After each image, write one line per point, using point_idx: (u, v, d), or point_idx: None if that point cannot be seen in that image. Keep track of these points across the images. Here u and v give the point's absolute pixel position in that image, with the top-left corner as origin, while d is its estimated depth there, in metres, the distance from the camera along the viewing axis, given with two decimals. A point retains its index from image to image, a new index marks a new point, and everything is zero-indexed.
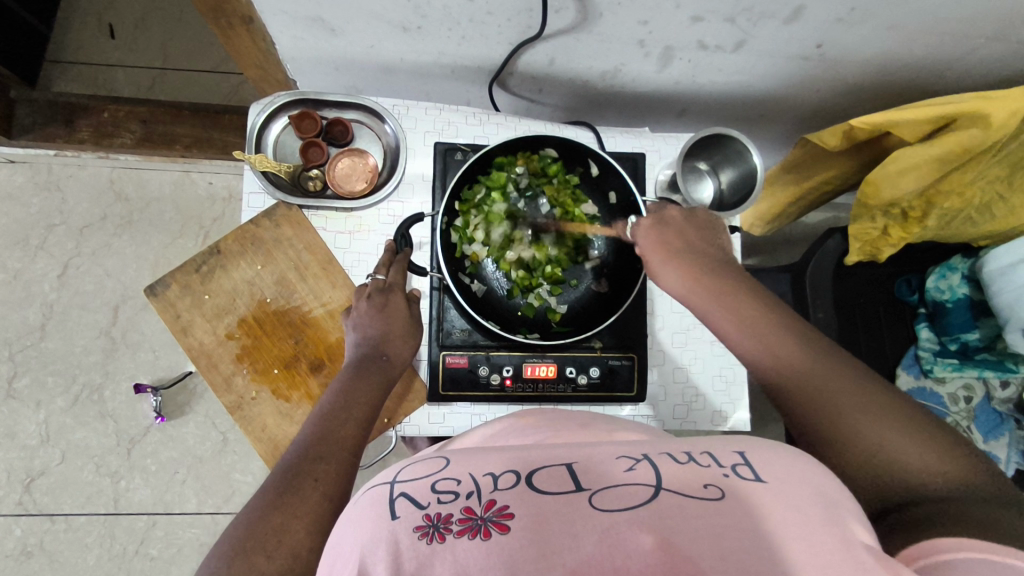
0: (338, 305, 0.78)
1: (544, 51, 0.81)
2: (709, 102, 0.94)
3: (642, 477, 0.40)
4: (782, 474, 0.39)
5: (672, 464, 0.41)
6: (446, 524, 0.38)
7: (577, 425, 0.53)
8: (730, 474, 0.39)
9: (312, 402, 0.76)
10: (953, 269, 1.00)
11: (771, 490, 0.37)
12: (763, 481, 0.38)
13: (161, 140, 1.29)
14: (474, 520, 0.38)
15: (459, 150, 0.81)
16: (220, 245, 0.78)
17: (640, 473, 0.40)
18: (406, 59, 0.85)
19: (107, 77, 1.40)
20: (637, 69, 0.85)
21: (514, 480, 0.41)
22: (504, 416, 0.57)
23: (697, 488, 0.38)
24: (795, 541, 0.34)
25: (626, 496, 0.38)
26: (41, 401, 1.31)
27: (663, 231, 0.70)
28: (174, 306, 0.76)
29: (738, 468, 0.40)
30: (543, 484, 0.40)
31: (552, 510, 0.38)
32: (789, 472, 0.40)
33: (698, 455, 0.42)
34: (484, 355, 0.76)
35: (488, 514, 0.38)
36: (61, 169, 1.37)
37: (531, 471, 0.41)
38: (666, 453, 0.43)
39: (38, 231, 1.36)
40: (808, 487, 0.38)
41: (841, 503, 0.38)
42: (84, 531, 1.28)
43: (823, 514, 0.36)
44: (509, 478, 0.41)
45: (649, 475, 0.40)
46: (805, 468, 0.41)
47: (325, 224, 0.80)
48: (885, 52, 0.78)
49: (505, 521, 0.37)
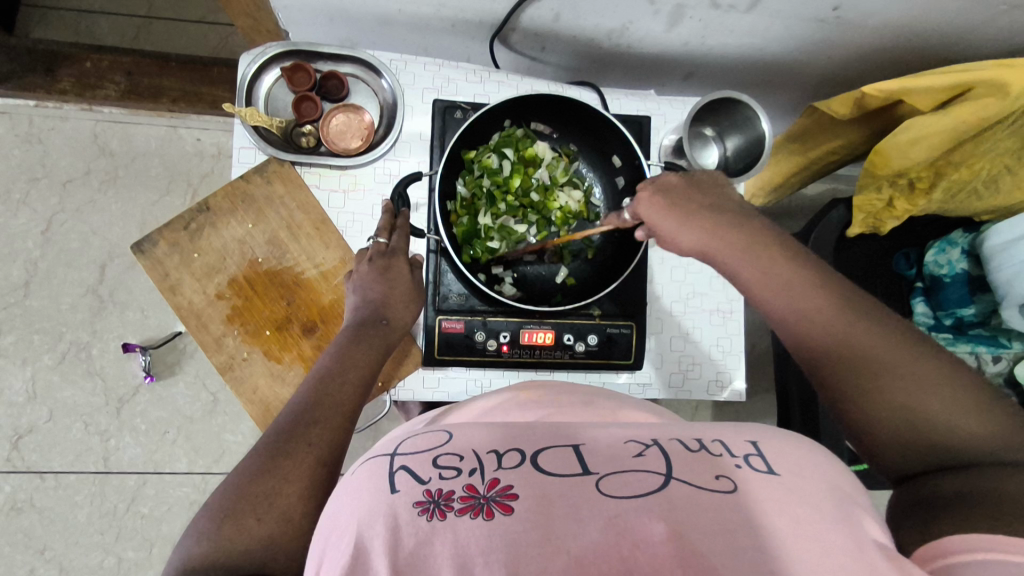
0: (332, 266, 0.76)
1: (549, 6, 0.78)
2: (717, 65, 0.91)
3: (651, 463, 0.39)
4: (796, 467, 0.39)
5: (682, 451, 0.40)
6: (447, 501, 0.37)
7: (579, 400, 0.52)
8: (743, 466, 0.38)
9: (304, 364, 0.74)
10: (953, 243, 1.00)
11: (785, 485, 0.37)
12: (776, 475, 0.38)
13: (146, 92, 1.25)
14: (476, 498, 0.37)
15: (459, 108, 0.78)
16: (210, 201, 0.75)
17: (649, 459, 0.39)
18: (404, 10, 0.81)
19: (89, 24, 1.34)
20: (645, 28, 0.82)
21: (519, 458, 0.40)
22: (503, 390, 0.56)
23: (709, 480, 0.37)
24: (805, 543, 0.33)
25: (634, 484, 0.37)
26: (27, 358, 1.29)
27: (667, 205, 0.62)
28: (163, 264, 0.74)
29: (751, 460, 0.39)
30: (550, 464, 0.39)
31: (559, 492, 0.37)
32: (803, 466, 0.39)
33: (710, 444, 0.41)
34: (481, 321, 0.75)
35: (491, 493, 0.37)
36: (43, 121, 1.33)
37: (537, 450, 0.40)
38: (676, 440, 0.42)
39: (20, 184, 1.32)
40: (822, 482, 0.38)
41: (855, 496, 0.38)
42: (74, 489, 1.28)
43: (836, 509, 0.35)
44: (514, 455, 0.40)
45: (658, 461, 0.39)
46: (816, 460, 0.40)
47: (318, 181, 0.78)
48: (903, 17, 0.75)
49: (508, 502, 0.36)
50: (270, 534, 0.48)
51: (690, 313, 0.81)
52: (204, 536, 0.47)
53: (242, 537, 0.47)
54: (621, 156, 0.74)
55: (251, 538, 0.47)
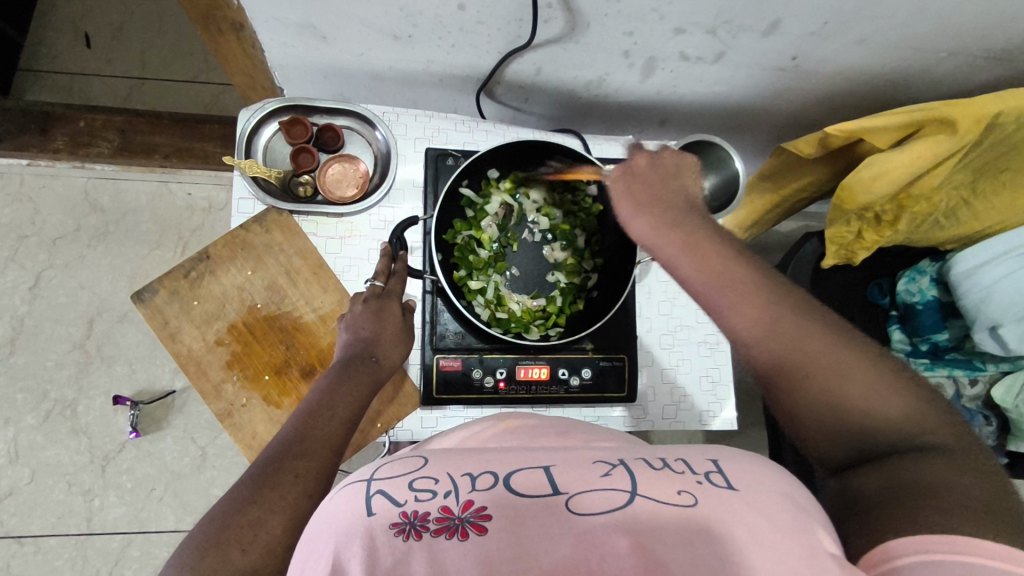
0: (329, 310, 0.78)
1: (531, 61, 0.83)
2: (689, 111, 0.97)
3: (617, 480, 0.40)
4: (752, 482, 0.40)
5: (647, 469, 0.42)
6: (422, 522, 0.38)
7: (559, 427, 0.54)
8: (703, 481, 0.40)
9: None
10: (922, 272, 1.05)
11: (742, 498, 0.38)
12: (734, 488, 0.40)
13: (139, 149, 1.29)
14: (452, 519, 0.38)
15: (450, 156, 0.83)
16: (211, 250, 0.77)
17: (616, 477, 0.41)
18: (396, 67, 0.86)
19: (83, 86, 1.38)
20: (621, 79, 0.88)
21: (492, 480, 0.41)
22: (481, 419, 0.56)
23: (671, 495, 0.39)
24: (763, 552, 0.35)
25: (602, 501, 0.39)
26: (10, 419, 1.29)
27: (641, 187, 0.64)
28: (162, 313, 0.75)
29: (711, 475, 0.41)
30: (520, 485, 0.41)
31: (529, 510, 0.39)
32: (759, 481, 0.41)
33: (673, 463, 0.43)
34: (478, 358, 0.76)
35: (466, 514, 0.39)
36: (34, 179, 1.36)
37: (509, 472, 0.42)
38: (642, 459, 0.44)
39: (9, 242, 1.34)
40: (780, 494, 0.40)
41: (809, 511, 0.39)
42: (55, 553, 1.26)
43: (791, 520, 0.37)
44: (487, 478, 0.42)
45: (624, 479, 0.41)
46: (772, 476, 0.42)
47: (315, 229, 0.81)
48: (854, 65, 0.82)
49: (482, 522, 0.38)
50: (256, 566, 0.47)
51: (679, 345, 0.84)
52: (187, 567, 0.46)
53: (224, 567, 0.46)
54: (606, 198, 0.78)
55: (234, 568, 0.46)
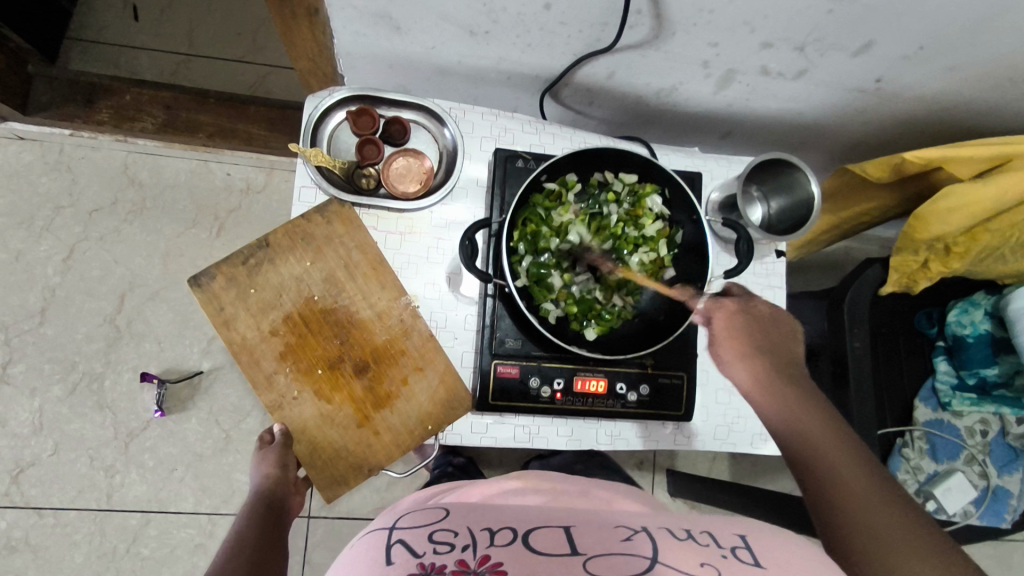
0: (386, 307, 0.77)
1: (605, 65, 0.81)
2: (755, 126, 0.95)
3: (638, 547, 0.44)
4: (778, 564, 0.43)
5: (669, 538, 0.45)
6: (439, 572, 0.41)
7: (581, 491, 0.56)
8: (727, 556, 0.43)
9: (354, 404, 0.75)
10: (976, 305, 1.03)
11: None
12: (759, 567, 0.42)
13: (184, 127, 1.31)
14: (468, 571, 0.41)
15: (520, 158, 0.79)
16: (270, 238, 0.76)
17: (637, 543, 0.44)
18: (465, 62, 0.84)
19: (129, 59, 1.37)
20: (693, 90, 0.86)
21: (512, 537, 0.45)
22: (501, 477, 0.60)
23: (692, 565, 0.42)
24: None
25: (615, 565, 0.42)
26: (36, 389, 1.28)
27: (745, 323, 0.77)
28: (218, 299, 0.74)
29: (736, 551, 0.44)
30: (540, 543, 0.44)
31: (545, 566, 0.41)
32: (781, 561, 0.43)
33: (694, 535, 0.46)
34: (536, 366, 0.74)
35: (482, 567, 0.41)
36: (74, 150, 1.34)
37: (529, 531, 0.45)
38: (664, 530, 0.47)
39: (44, 212, 1.33)
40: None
41: None
42: (74, 527, 1.26)
43: None
44: (507, 535, 0.45)
45: (644, 547, 0.44)
46: (797, 559, 0.44)
47: (376, 223, 0.79)
48: (938, 91, 0.80)
49: None
50: None
51: None
52: None
53: None
54: (686, 229, 0.76)
55: None
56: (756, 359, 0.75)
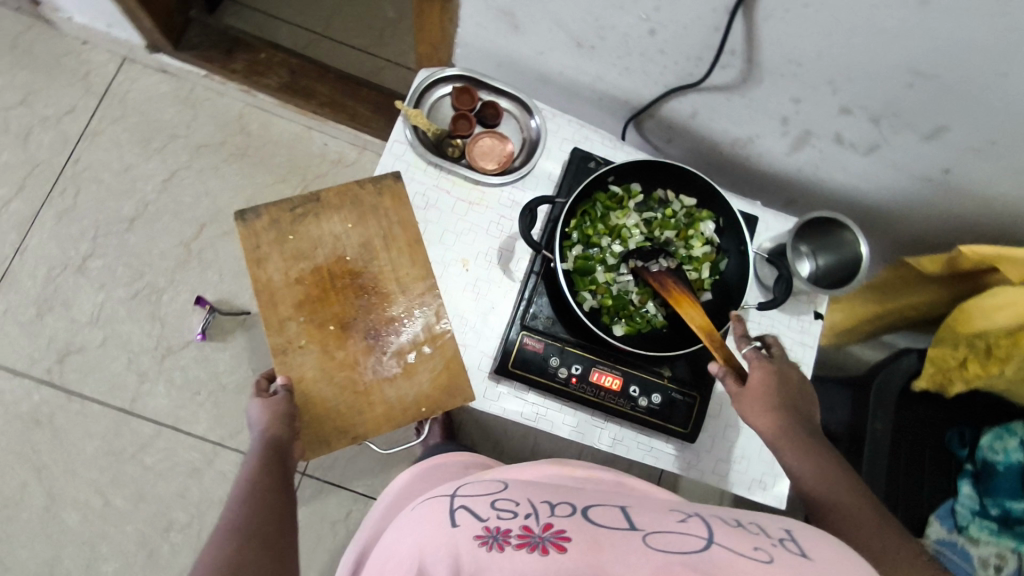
0: (413, 280, 0.79)
1: (690, 103, 0.88)
2: (819, 198, 0.99)
3: (693, 528, 0.44)
4: (829, 556, 0.41)
5: (724, 524, 0.44)
6: (504, 537, 0.43)
7: (615, 482, 0.64)
8: (780, 544, 0.42)
9: (354, 367, 0.75)
10: (1012, 433, 1.01)
11: (820, 566, 0.40)
12: (811, 557, 0.41)
13: (300, 91, 1.42)
14: (532, 538, 0.42)
15: (593, 160, 0.86)
16: (322, 194, 0.80)
17: (692, 526, 0.44)
18: (565, 74, 0.93)
19: (273, 27, 1.54)
20: (767, 146, 0.91)
21: (570, 510, 0.47)
22: (539, 463, 0.68)
23: (747, 548, 0.41)
24: None
25: (673, 541, 0.41)
26: (105, 285, 1.40)
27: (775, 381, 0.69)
28: (256, 235, 0.77)
29: (788, 542, 0.42)
30: (600, 519, 0.45)
31: (602, 537, 0.42)
32: (837, 557, 0.42)
33: (749, 524, 0.45)
34: (559, 348, 0.79)
35: (545, 534, 0.43)
36: (203, 91, 1.50)
37: (586, 509, 0.47)
38: (719, 518, 0.46)
39: (162, 136, 1.48)
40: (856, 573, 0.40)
41: None
42: (95, 418, 1.34)
43: None
44: (565, 509, 0.47)
45: (700, 530, 0.43)
46: (850, 557, 0.42)
47: (450, 188, 0.85)
48: (1003, 195, 0.82)
49: (561, 542, 0.41)
50: None
51: None
52: None
53: None
54: (731, 259, 0.79)
55: None
56: (780, 409, 0.68)
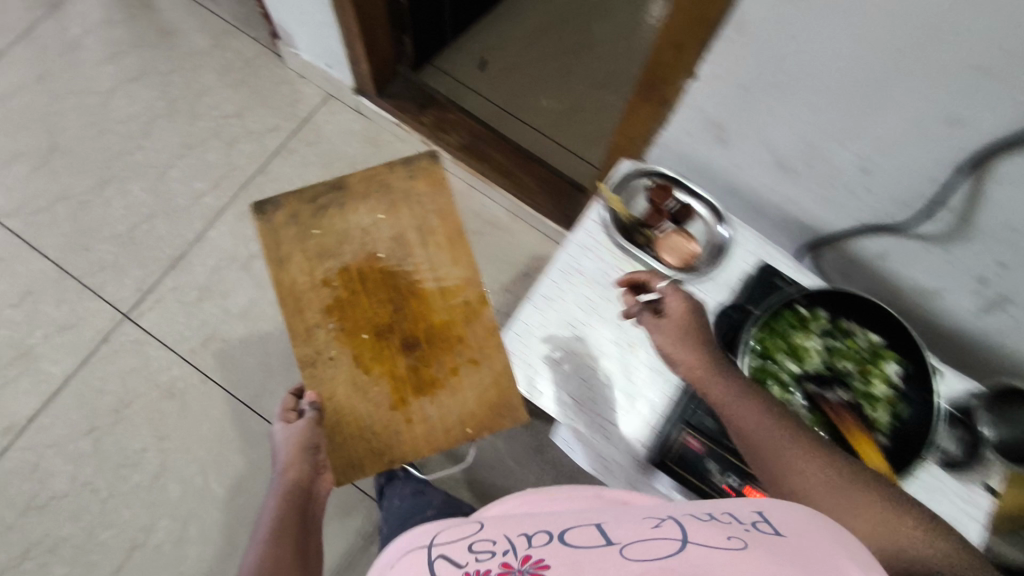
0: (451, 275, 1.21)
1: (881, 244, 0.89)
2: (995, 363, 0.95)
3: (667, 532, 0.45)
4: (798, 530, 0.46)
5: (695, 522, 0.47)
6: None
7: (593, 493, 0.60)
8: (752, 529, 0.45)
9: (392, 370, 1.15)
10: None
11: (790, 540, 0.44)
12: (782, 534, 0.45)
13: (476, 154, 1.57)
14: (514, 570, 0.43)
15: (780, 277, 0.87)
16: (347, 182, 1.26)
17: (666, 529, 0.46)
18: (756, 191, 0.97)
19: (461, 93, 1.70)
20: (953, 300, 0.90)
21: (547, 537, 0.47)
22: (517, 492, 0.63)
23: (721, 539, 0.43)
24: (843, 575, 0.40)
25: (653, 549, 0.43)
26: (260, 286, 1.53)
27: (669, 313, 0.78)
28: (276, 230, 1.21)
29: (758, 524, 0.47)
30: (576, 540, 0.46)
31: (587, 560, 0.43)
32: (802, 526, 0.47)
33: (719, 515, 0.49)
34: (718, 454, 0.79)
35: (526, 566, 0.43)
36: (388, 135, 1.66)
37: (562, 531, 0.48)
38: (687, 515, 0.49)
39: (343, 166, 1.63)
40: (824, 543, 0.44)
41: (860, 551, 0.43)
42: (218, 403, 1.45)
43: (862, 562, 0.42)
44: (543, 536, 0.48)
45: (674, 532, 0.45)
46: (816, 524, 0.47)
47: (632, 274, 0.90)
48: None
49: (541, 570, 0.42)
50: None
51: None
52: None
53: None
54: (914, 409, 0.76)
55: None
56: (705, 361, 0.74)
